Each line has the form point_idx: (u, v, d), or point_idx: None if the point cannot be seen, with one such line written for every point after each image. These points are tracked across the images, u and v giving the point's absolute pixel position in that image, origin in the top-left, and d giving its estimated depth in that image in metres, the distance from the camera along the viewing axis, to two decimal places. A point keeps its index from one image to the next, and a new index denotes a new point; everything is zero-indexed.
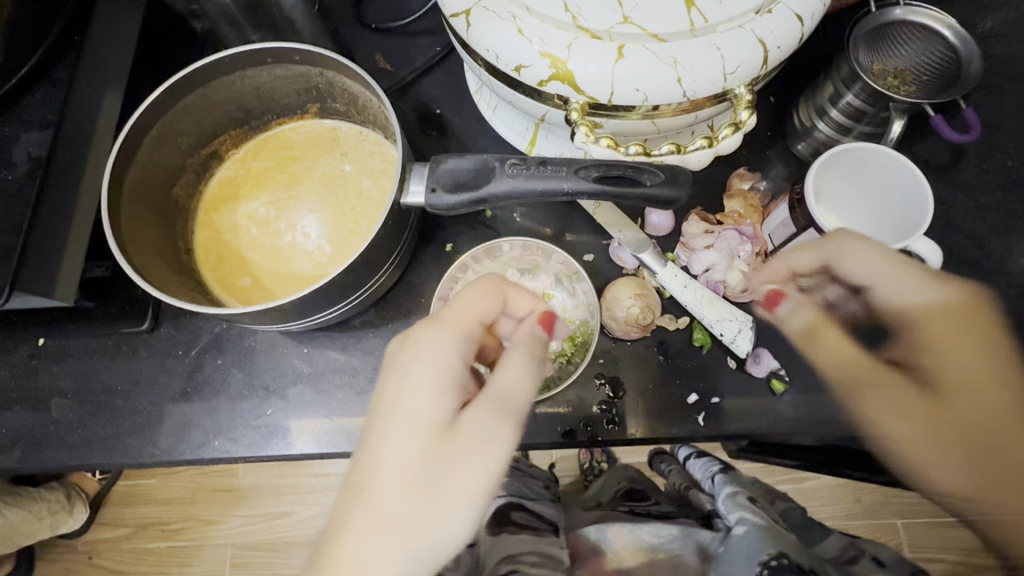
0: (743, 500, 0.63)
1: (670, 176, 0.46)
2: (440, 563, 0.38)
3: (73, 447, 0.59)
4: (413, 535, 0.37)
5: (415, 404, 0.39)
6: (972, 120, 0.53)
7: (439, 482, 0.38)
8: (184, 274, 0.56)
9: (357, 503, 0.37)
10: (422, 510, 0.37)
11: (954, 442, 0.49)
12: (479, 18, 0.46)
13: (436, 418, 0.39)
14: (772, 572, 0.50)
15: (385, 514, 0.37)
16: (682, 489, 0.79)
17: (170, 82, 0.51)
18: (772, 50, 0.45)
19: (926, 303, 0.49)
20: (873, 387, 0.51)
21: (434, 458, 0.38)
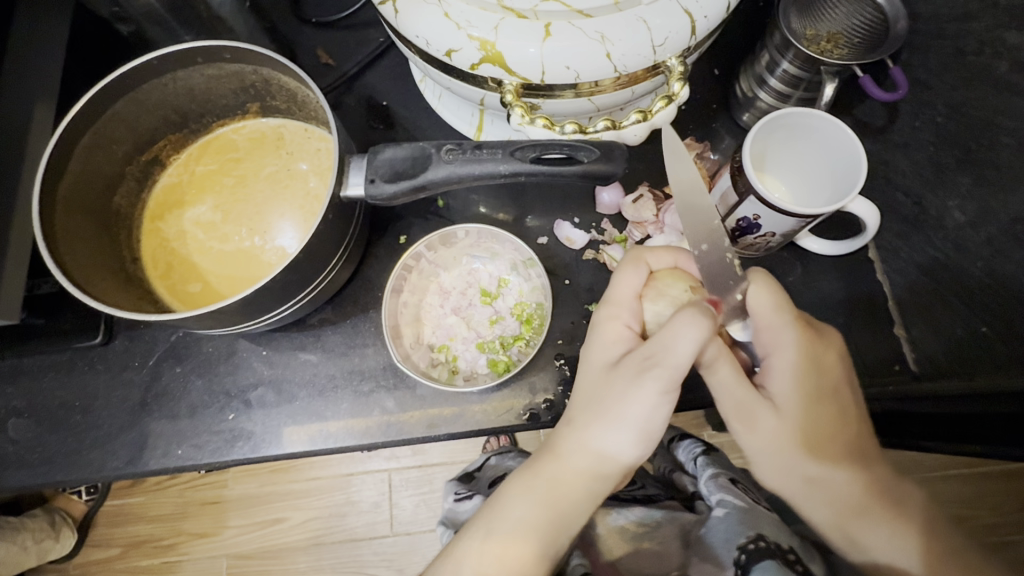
0: (724, 481, 0.61)
1: (605, 152, 0.47)
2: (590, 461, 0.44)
3: (32, 467, 0.58)
4: (592, 432, 0.44)
5: (596, 347, 0.46)
6: (899, 79, 0.54)
7: (599, 397, 0.44)
8: (132, 284, 0.55)
9: (562, 430, 0.46)
10: (593, 416, 0.44)
11: (861, 516, 0.44)
12: (405, 4, 0.45)
13: (606, 356, 0.45)
14: (749, 556, 0.52)
15: (574, 434, 0.45)
16: (666, 472, 0.76)
17: (95, 88, 0.49)
18: (699, 19, 0.45)
19: (778, 339, 0.45)
20: (754, 423, 0.45)
21: (601, 385, 0.44)
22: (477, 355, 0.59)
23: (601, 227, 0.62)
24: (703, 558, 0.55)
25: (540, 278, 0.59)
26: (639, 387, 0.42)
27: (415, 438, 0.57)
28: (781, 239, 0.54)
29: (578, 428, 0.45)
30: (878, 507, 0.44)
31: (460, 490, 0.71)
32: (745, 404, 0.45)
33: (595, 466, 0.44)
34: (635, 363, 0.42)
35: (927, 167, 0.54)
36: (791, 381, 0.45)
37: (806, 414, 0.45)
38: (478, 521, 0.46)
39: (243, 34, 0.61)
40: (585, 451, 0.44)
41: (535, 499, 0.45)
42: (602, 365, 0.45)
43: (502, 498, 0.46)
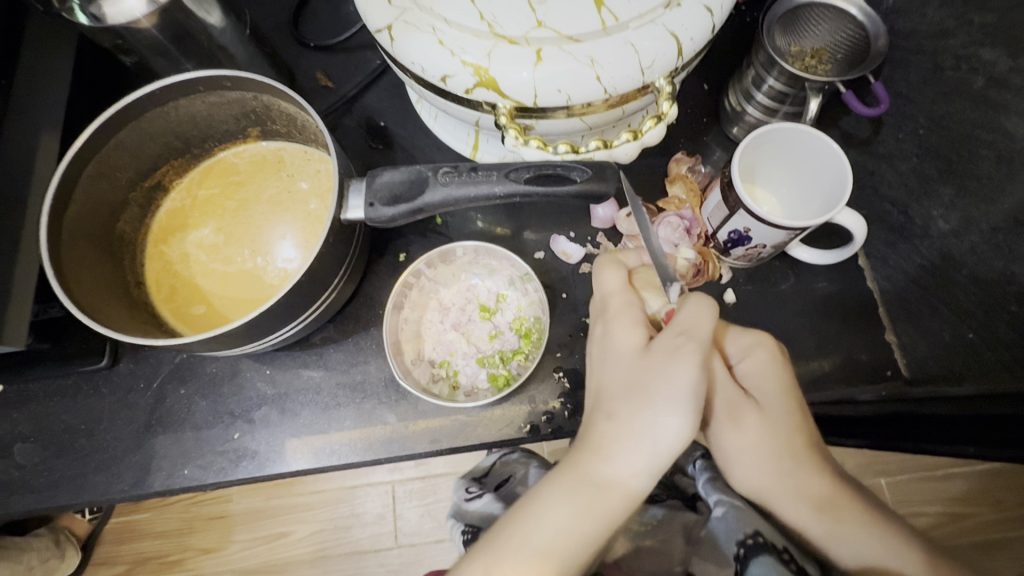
0: (723, 483, 0.63)
1: (597, 171, 0.48)
2: (633, 457, 0.42)
3: (39, 490, 0.59)
4: (638, 424, 0.43)
5: (615, 337, 0.47)
6: (881, 94, 0.56)
7: (641, 385, 0.43)
8: (138, 308, 0.56)
9: (597, 423, 0.45)
10: (636, 406, 0.43)
11: (835, 514, 0.45)
12: (401, 33, 0.47)
13: (633, 345, 0.46)
14: (747, 550, 0.52)
15: (615, 426, 0.43)
16: (667, 474, 0.75)
17: (99, 120, 0.51)
18: (686, 41, 0.46)
19: (749, 336, 0.49)
20: (728, 414, 0.48)
21: (639, 371, 0.44)
22: (477, 370, 0.60)
23: (597, 241, 0.63)
24: (703, 557, 0.57)
25: (537, 293, 0.60)
26: (678, 366, 0.42)
27: (418, 453, 0.58)
28: (772, 251, 0.56)
29: (623, 421, 0.43)
30: (852, 503, 0.46)
31: (471, 488, 0.73)
32: (725, 394, 0.48)
33: (641, 464, 0.42)
34: (667, 343, 0.43)
35: (912, 178, 0.56)
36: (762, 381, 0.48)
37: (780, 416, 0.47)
38: (507, 537, 0.42)
39: (243, 61, 0.63)
40: (637, 446, 0.42)
41: (576, 505, 0.42)
42: (632, 351, 0.45)
43: (536, 507, 0.43)
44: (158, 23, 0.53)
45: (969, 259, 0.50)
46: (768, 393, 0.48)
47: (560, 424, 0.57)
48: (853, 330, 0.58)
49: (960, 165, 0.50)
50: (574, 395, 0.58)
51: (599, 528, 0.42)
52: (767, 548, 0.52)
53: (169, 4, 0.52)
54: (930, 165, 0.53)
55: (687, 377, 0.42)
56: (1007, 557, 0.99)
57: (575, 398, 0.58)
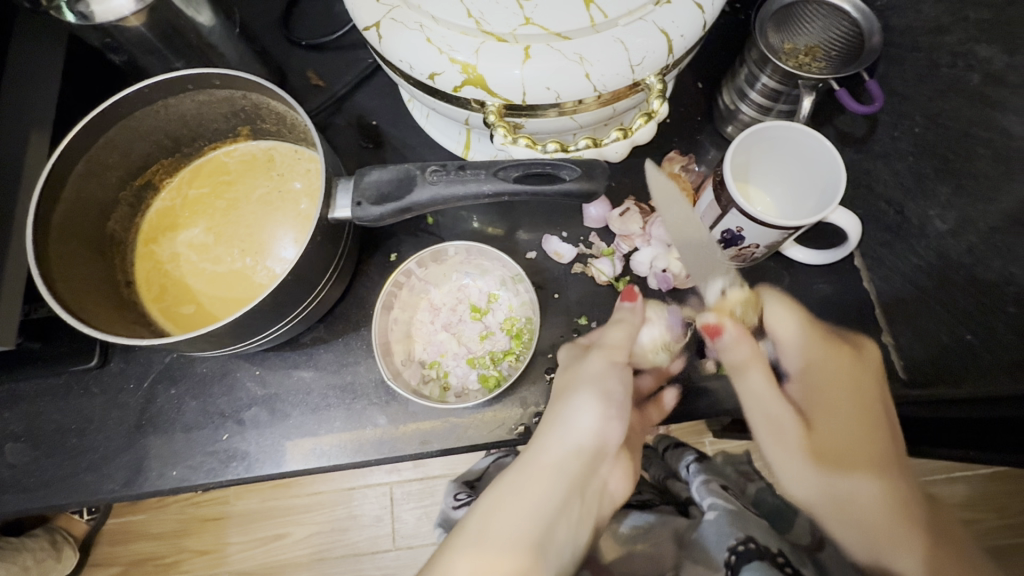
0: (717, 487, 0.61)
1: (587, 169, 0.48)
2: (562, 445, 0.52)
3: (29, 490, 0.58)
4: (561, 413, 0.53)
5: (563, 363, 0.56)
6: (875, 93, 0.55)
7: (563, 385, 0.54)
8: (127, 308, 0.56)
9: (541, 426, 0.54)
10: (558, 401, 0.53)
11: (891, 532, 0.46)
12: (388, 30, 0.46)
13: (567, 358, 0.56)
14: (739, 556, 0.51)
15: (549, 421, 0.53)
16: (662, 479, 0.73)
17: (87, 118, 0.51)
18: (676, 39, 0.45)
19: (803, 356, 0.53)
20: (779, 431, 0.51)
21: (562, 379, 0.55)
22: (468, 370, 0.59)
23: (589, 240, 0.63)
24: (694, 561, 0.55)
25: (528, 293, 0.60)
26: (586, 365, 0.54)
27: (408, 455, 0.58)
28: (765, 251, 0.55)
29: (552, 414, 0.53)
30: (903, 520, 0.46)
31: (459, 494, 0.72)
32: (777, 419, 0.51)
33: (570, 444, 0.52)
34: (580, 353, 0.55)
35: (908, 176, 0.55)
36: (813, 378, 0.52)
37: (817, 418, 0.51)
38: (480, 516, 0.50)
39: (234, 59, 0.62)
40: (557, 431, 0.52)
41: (516, 491, 0.51)
42: (569, 367, 0.55)
43: (488, 504, 0.51)
44: (147, 22, 0.53)
45: (966, 259, 0.50)
46: (827, 414, 0.51)
47: None
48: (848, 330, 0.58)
49: (957, 164, 0.50)
50: None
51: (539, 512, 0.50)
52: (759, 554, 0.51)
53: (158, 3, 0.52)
54: (926, 163, 0.53)
55: (593, 370, 0.53)
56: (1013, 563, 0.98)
57: None
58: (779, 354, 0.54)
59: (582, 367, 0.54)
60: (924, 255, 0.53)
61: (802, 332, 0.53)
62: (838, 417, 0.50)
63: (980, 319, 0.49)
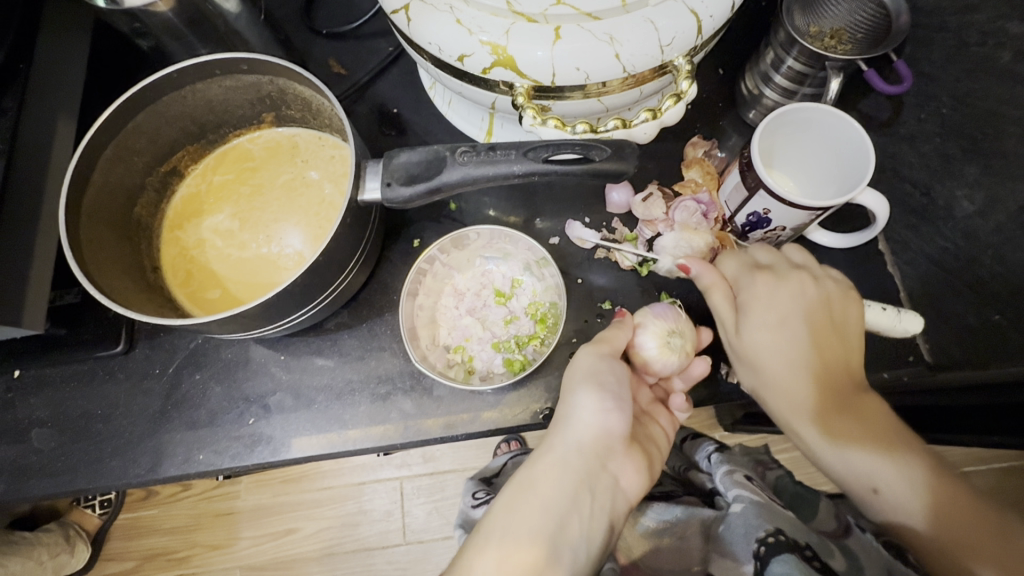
0: (741, 477, 0.60)
1: (616, 150, 0.48)
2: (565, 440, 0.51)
3: (55, 475, 0.59)
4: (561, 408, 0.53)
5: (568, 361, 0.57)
6: (904, 72, 0.55)
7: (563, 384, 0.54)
8: (154, 292, 0.56)
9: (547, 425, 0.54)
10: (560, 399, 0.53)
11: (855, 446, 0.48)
12: (418, 12, 0.47)
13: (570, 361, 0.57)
14: (769, 549, 0.50)
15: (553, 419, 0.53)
16: (682, 470, 0.73)
17: (117, 103, 0.51)
18: (705, 19, 0.46)
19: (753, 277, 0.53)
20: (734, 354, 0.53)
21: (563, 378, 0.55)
22: (492, 355, 0.59)
23: (612, 226, 0.63)
24: (722, 554, 0.54)
25: (553, 278, 0.60)
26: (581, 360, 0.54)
27: (433, 439, 0.58)
28: (791, 233, 0.55)
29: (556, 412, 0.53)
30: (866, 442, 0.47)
31: (477, 492, 0.70)
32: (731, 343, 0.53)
33: (573, 438, 0.51)
34: None
35: (935, 158, 0.55)
36: (774, 319, 0.51)
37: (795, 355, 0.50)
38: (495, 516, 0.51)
39: (257, 46, 0.63)
40: (559, 427, 0.52)
41: (525, 486, 0.51)
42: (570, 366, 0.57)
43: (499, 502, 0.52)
44: (175, 7, 0.53)
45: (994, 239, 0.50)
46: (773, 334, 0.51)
47: None
48: None
49: None
50: None
51: (550, 508, 0.49)
52: (788, 546, 0.50)
53: None
54: (953, 144, 0.53)
55: (584, 366, 0.53)
56: None
57: None
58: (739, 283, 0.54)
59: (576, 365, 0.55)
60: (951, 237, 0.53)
61: (754, 271, 0.53)
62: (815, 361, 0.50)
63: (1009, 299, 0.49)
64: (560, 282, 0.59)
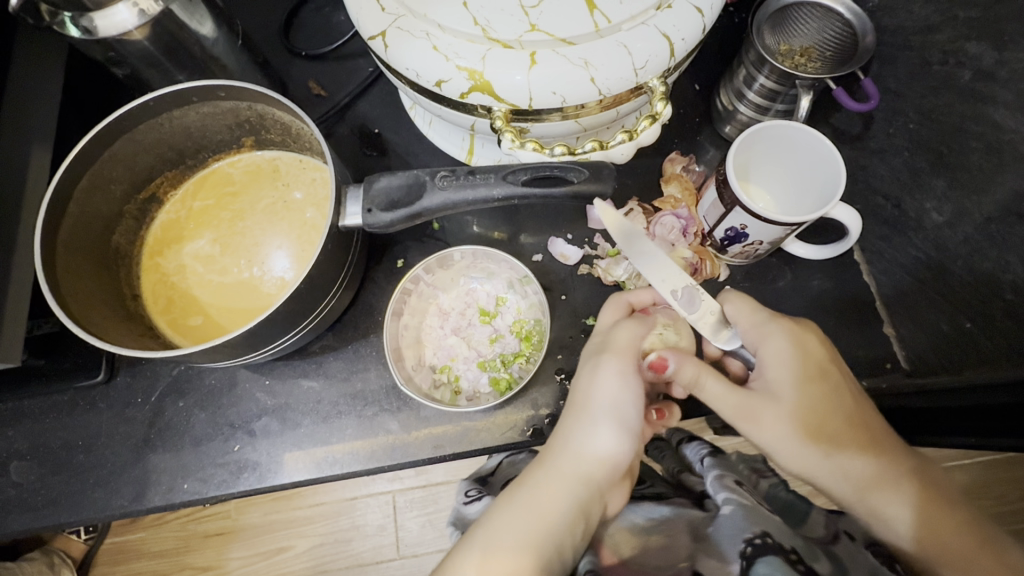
0: (731, 483, 0.60)
1: (594, 172, 0.49)
2: (577, 461, 0.46)
3: (36, 509, 0.58)
4: (575, 425, 0.47)
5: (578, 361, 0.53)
6: (870, 90, 0.58)
7: (577, 397, 0.49)
8: (135, 322, 0.56)
9: (555, 440, 0.48)
10: (575, 413, 0.48)
11: (876, 488, 0.45)
12: (394, 39, 0.47)
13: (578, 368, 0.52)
14: (755, 550, 0.50)
15: (563, 434, 0.48)
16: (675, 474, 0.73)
17: (92, 133, 0.50)
18: (677, 42, 0.46)
19: (770, 329, 0.48)
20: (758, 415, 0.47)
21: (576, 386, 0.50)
22: (478, 374, 0.59)
23: (594, 242, 0.63)
24: (709, 554, 0.53)
25: (536, 296, 0.60)
26: (604, 373, 0.48)
27: (421, 460, 0.58)
28: (768, 247, 0.56)
29: (564, 428, 0.48)
30: (887, 480, 0.46)
31: (470, 491, 0.71)
32: (742, 406, 0.47)
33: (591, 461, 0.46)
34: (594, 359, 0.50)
35: (904, 171, 0.57)
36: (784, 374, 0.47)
37: (812, 401, 0.47)
38: (475, 540, 0.43)
39: (235, 71, 0.63)
40: (569, 445, 0.47)
41: (520, 509, 0.44)
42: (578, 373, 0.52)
43: (484, 521, 0.44)
44: (150, 36, 0.53)
45: (963, 250, 0.51)
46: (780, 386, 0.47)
47: None
48: (846, 324, 0.59)
49: (950, 157, 0.52)
50: None
51: (545, 537, 0.43)
52: (775, 549, 0.50)
53: (161, 16, 0.52)
54: (921, 158, 0.55)
55: (612, 380, 0.47)
56: None
57: None
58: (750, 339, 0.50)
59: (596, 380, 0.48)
60: (922, 247, 0.55)
61: (770, 321, 0.49)
62: (827, 412, 0.46)
63: (979, 307, 0.50)
64: (542, 300, 0.59)
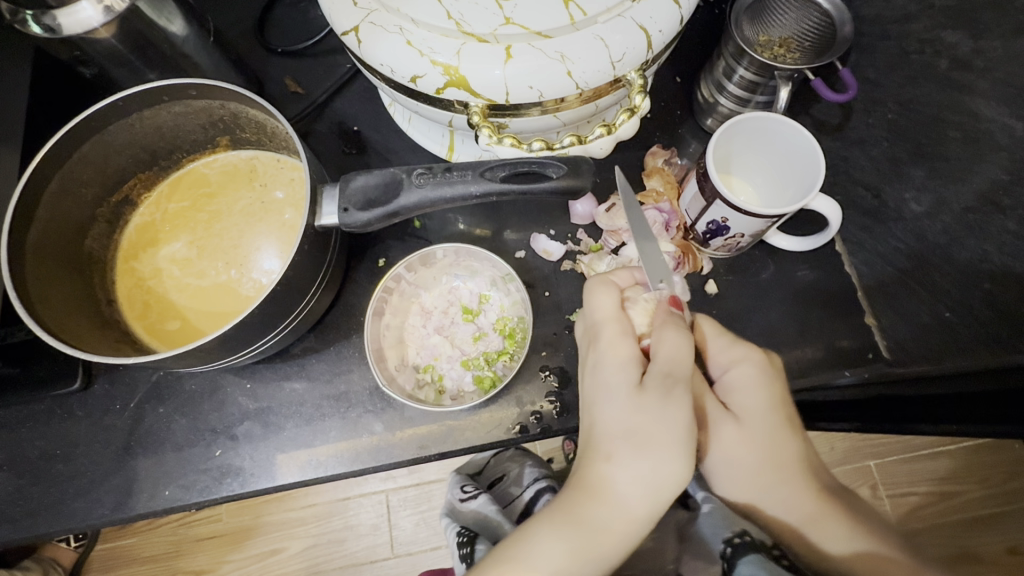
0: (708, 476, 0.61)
1: (573, 166, 0.48)
2: (638, 499, 0.41)
3: (14, 520, 0.57)
4: (640, 463, 0.41)
5: (614, 371, 0.45)
6: (848, 80, 0.57)
7: (635, 426, 0.42)
8: (111, 328, 0.54)
9: (609, 474, 0.42)
10: (637, 447, 0.41)
11: (820, 520, 0.45)
12: (367, 34, 0.46)
13: (627, 381, 0.44)
14: (735, 550, 0.51)
15: (627, 472, 0.41)
16: None
17: (59, 136, 0.49)
18: (654, 34, 0.46)
19: (740, 357, 0.47)
20: (717, 435, 0.46)
21: (629, 410, 0.42)
22: (462, 373, 0.59)
23: (577, 237, 0.63)
24: (693, 555, 0.55)
25: (519, 293, 0.60)
26: (673, 406, 0.41)
27: (406, 461, 0.57)
28: (750, 239, 0.56)
29: (619, 462, 0.42)
30: (834, 510, 0.45)
31: (466, 486, 0.70)
32: (708, 424, 0.47)
33: (652, 501, 0.41)
34: (658, 380, 0.42)
35: (884, 161, 0.57)
36: (755, 402, 0.46)
37: (766, 431, 0.46)
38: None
39: (208, 69, 0.61)
40: (630, 483, 0.41)
41: (574, 549, 0.41)
42: (624, 388, 0.43)
43: (534, 559, 0.41)
44: (118, 34, 0.52)
45: None
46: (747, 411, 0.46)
47: (549, 423, 0.57)
48: None
49: None
50: (562, 395, 0.57)
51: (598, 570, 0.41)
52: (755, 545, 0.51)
53: (128, 13, 0.51)
54: None
55: (682, 412, 0.41)
56: (999, 531, 1.00)
57: (562, 398, 0.57)
58: (721, 363, 0.48)
59: (661, 408, 0.41)
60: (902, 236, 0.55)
61: (743, 345, 0.48)
62: (787, 442, 0.46)
63: None
64: (524, 296, 0.58)
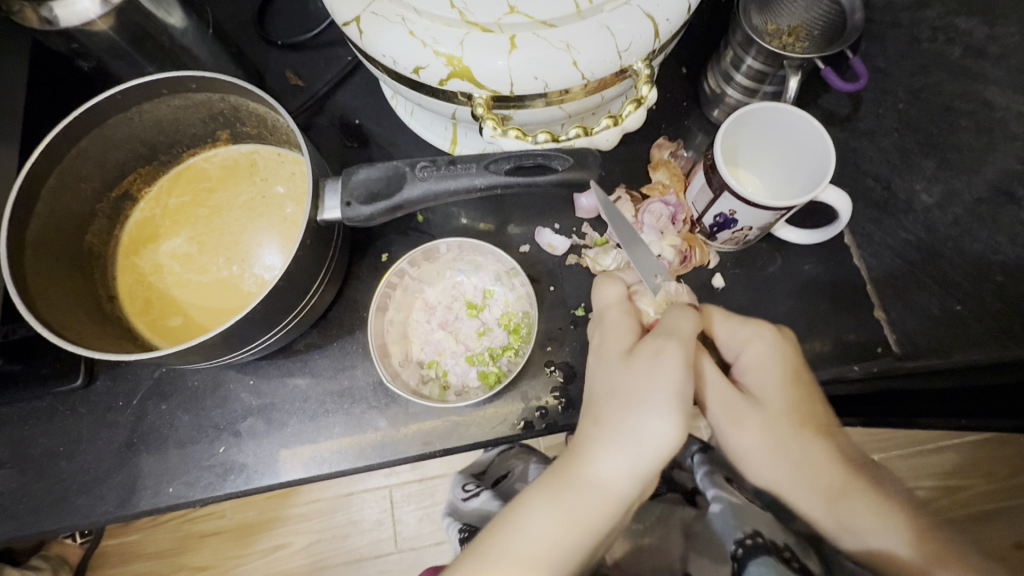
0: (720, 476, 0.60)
1: (578, 159, 0.47)
2: (626, 462, 0.40)
3: (17, 518, 0.56)
4: (626, 422, 0.41)
5: (610, 340, 0.45)
6: (859, 69, 0.55)
7: (624, 388, 0.42)
8: (113, 324, 0.54)
9: (599, 436, 0.42)
10: (625, 408, 0.41)
11: (845, 498, 0.44)
12: (369, 24, 0.45)
13: (620, 348, 0.44)
14: (746, 551, 0.51)
15: (616, 433, 0.41)
16: None
17: (57, 130, 0.48)
18: (661, 23, 0.45)
19: (754, 334, 0.47)
20: (738, 417, 0.46)
21: (619, 373, 0.43)
22: (466, 368, 0.59)
23: (582, 231, 0.63)
24: (701, 553, 0.56)
25: (524, 287, 0.59)
26: (661, 368, 0.41)
27: (410, 457, 0.57)
28: (758, 232, 0.55)
29: (608, 423, 0.42)
30: (860, 488, 0.44)
31: (467, 485, 0.71)
32: (728, 404, 0.46)
33: (639, 462, 0.40)
34: (649, 347, 0.42)
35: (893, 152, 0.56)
36: (771, 379, 0.46)
37: (785, 411, 0.45)
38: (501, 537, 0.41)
39: (208, 62, 0.60)
40: (619, 445, 0.41)
41: (558, 509, 0.41)
42: (617, 355, 0.44)
43: (522, 514, 0.41)
44: (116, 26, 0.51)
45: None
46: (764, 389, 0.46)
47: (554, 419, 0.56)
48: None
49: None
50: (567, 390, 0.57)
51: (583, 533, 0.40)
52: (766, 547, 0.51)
53: (125, 5, 0.50)
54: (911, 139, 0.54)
55: (671, 375, 0.41)
56: (1005, 525, 1.00)
57: (568, 393, 0.57)
58: (733, 343, 0.48)
59: (650, 370, 0.41)
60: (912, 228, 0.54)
61: (757, 324, 0.47)
62: (805, 420, 0.45)
63: None
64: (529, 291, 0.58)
